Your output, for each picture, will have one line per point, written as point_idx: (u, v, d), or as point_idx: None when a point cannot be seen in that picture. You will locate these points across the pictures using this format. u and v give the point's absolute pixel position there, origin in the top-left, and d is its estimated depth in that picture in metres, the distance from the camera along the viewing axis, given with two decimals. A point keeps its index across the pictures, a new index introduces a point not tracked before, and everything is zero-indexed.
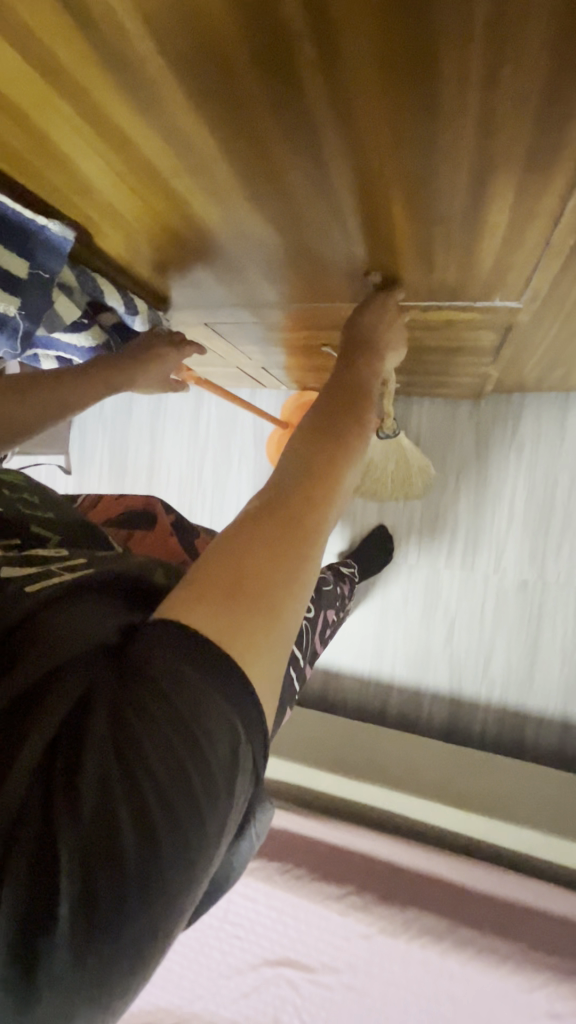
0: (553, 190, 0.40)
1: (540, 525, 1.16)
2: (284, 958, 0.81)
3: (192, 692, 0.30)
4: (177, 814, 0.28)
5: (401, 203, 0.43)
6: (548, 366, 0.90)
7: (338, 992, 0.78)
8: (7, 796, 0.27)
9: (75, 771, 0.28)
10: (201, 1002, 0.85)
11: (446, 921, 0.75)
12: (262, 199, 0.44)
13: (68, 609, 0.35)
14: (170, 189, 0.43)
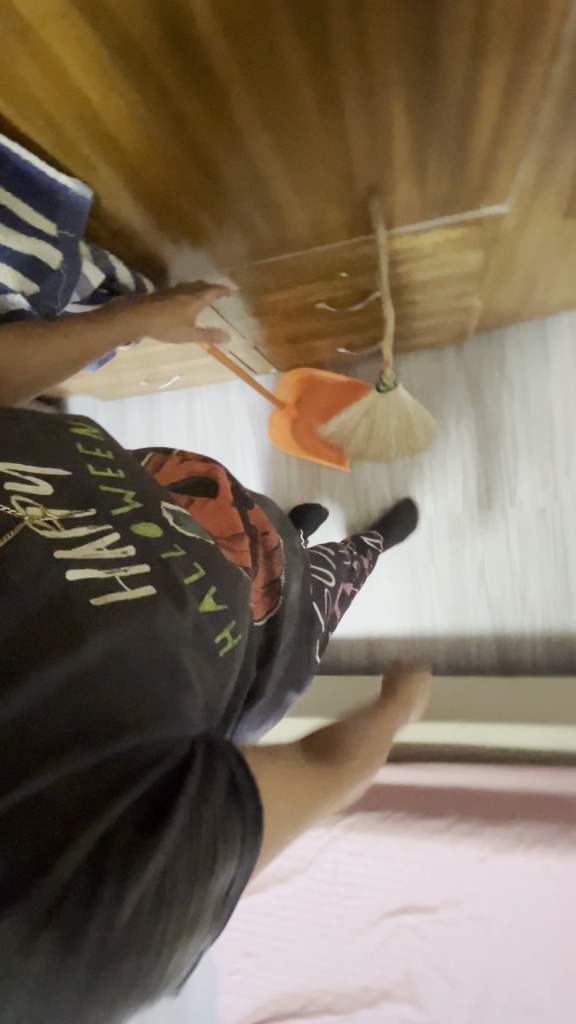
0: (537, 55, 0.44)
1: (545, 451, 1.21)
2: (403, 905, 0.80)
3: (215, 846, 0.35)
4: (168, 934, 0.33)
5: (405, 113, 0.49)
6: (527, 289, 0.95)
7: (464, 925, 0.77)
8: (67, 857, 0.31)
9: (118, 864, 0.32)
10: (328, 976, 0.83)
11: (556, 827, 0.75)
12: (271, 116, 0.48)
13: (150, 665, 0.37)
14: (184, 118, 0.47)
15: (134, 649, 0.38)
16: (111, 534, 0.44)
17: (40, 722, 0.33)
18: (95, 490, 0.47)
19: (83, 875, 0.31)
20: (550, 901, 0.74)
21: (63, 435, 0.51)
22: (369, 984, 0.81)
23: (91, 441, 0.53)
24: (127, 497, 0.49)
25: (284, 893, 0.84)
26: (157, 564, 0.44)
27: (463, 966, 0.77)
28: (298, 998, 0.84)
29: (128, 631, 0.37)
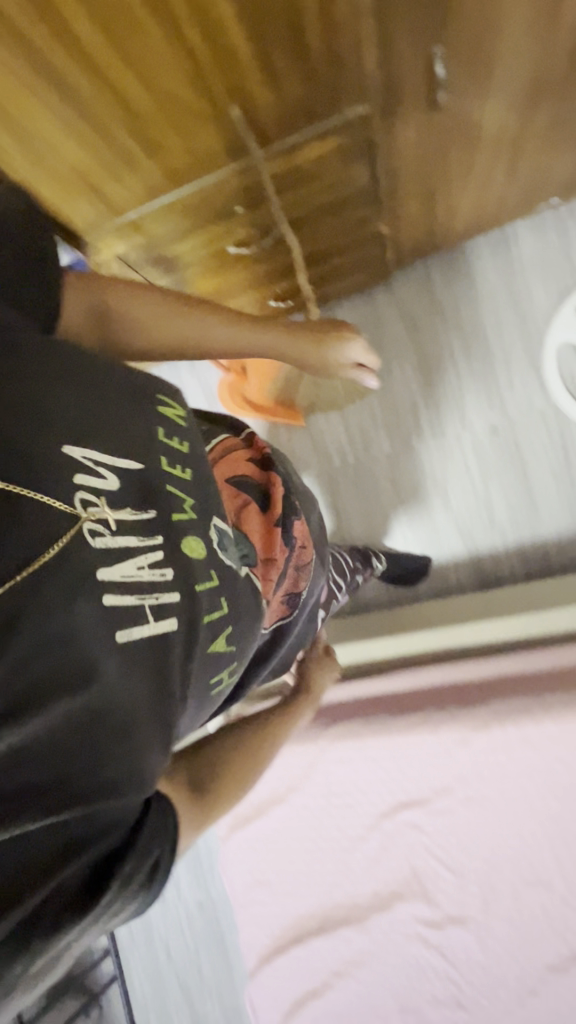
0: None
1: (487, 370, 1.24)
2: (398, 803, 0.80)
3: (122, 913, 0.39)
4: (57, 967, 0.37)
5: (235, 16, 0.53)
6: (429, 205, 0.99)
7: (459, 812, 0.78)
8: (22, 909, 0.33)
9: (57, 921, 0.35)
10: (338, 889, 0.83)
11: (529, 698, 0.76)
12: (110, 32, 0.51)
13: (138, 733, 0.40)
14: (30, 46, 0.51)
15: (133, 718, 0.40)
16: (157, 550, 0.45)
17: (24, 766, 0.35)
18: (158, 490, 0.47)
19: (27, 926, 0.34)
20: (535, 770, 0.75)
21: (146, 414, 0.50)
22: (379, 890, 0.82)
23: (172, 427, 0.52)
24: (188, 506, 0.49)
25: (283, 813, 0.85)
26: (185, 593, 0.46)
27: (464, 852, 0.78)
28: (313, 916, 0.85)
29: (122, 697, 0.39)
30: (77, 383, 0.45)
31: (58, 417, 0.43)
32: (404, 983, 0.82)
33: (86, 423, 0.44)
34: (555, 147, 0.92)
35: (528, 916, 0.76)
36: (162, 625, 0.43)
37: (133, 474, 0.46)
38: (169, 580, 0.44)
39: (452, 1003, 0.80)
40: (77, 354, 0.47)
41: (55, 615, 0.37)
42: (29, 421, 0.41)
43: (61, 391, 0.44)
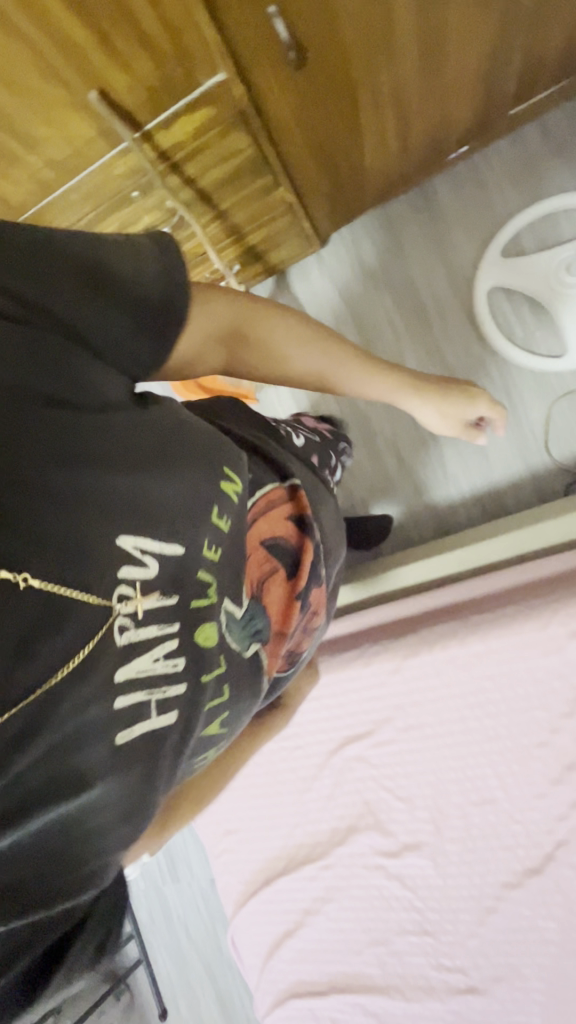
0: None
1: (423, 324, 1.26)
2: (343, 739, 0.83)
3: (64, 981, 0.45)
4: None
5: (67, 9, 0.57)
6: (332, 168, 1.02)
7: (401, 741, 0.80)
8: None
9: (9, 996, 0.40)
10: (299, 829, 0.86)
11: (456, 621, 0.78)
12: None
13: (109, 843, 0.43)
14: None
15: (108, 836, 0.43)
16: (177, 645, 0.44)
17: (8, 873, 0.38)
18: (190, 577, 0.46)
19: None
20: (465, 690, 0.76)
21: (208, 487, 0.48)
22: (337, 825, 0.84)
23: (226, 502, 0.50)
24: (211, 593, 0.48)
25: (241, 760, 0.89)
26: (193, 687, 0.46)
27: (411, 779, 0.80)
28: (279, 859, 0.88)
29: (93, 819, 0.42)
30: (156, 479, 0.44)
31: (129, 506, 0.42)
32: (371, 914, 0.84)
33: (152, 519, 0.43)
34: (442, 94, 0.95)
35: (478, 836, 0.78)
36: (163, 724, 0.44)
37: (175, 560, 0.44)
38: (180, 676, 0.45)
39: (418, 930, 0.82)
40: (161, 448, 0.45)
41: (64, 739, 0.38)
42: (102, 510, 0.40)
43: (138, 477, 0.43)
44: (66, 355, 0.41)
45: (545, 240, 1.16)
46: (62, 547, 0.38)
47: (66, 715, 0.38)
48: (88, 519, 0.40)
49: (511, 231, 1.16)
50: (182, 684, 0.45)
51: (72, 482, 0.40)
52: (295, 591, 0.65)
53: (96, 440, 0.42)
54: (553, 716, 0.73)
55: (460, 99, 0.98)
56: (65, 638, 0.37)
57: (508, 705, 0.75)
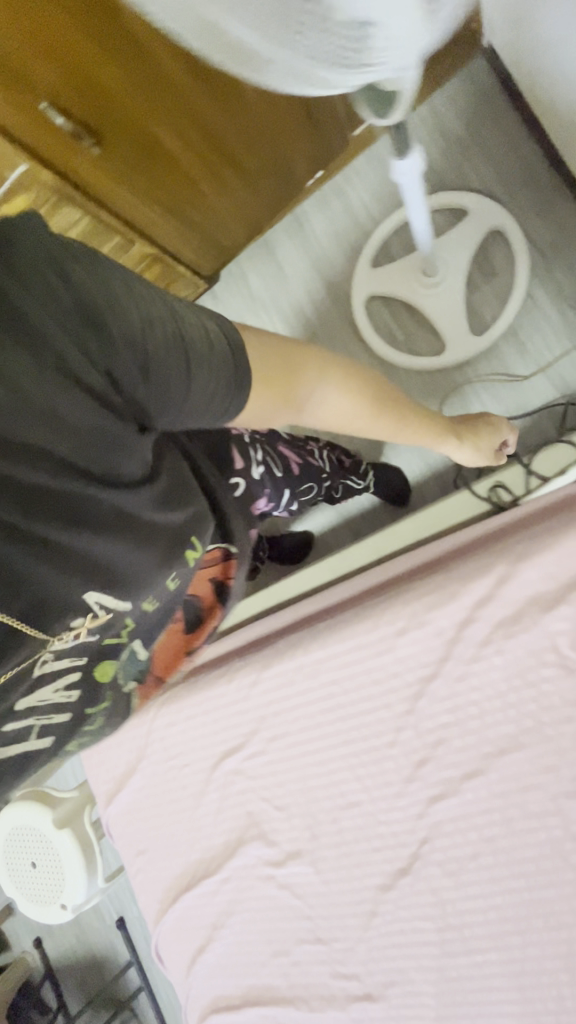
0: None
1: (314, 341, 1.30)
2: (222, 753, 0.86)
3: None
4: None
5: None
6: (184, 215, 1.10)
7: (270, 750, 0.83)
8: None
9: None
10: (197, 844, 0.90)
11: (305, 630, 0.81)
12: None
13: None
14: None
15: None
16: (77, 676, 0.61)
17: None
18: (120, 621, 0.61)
19: None
20: (315, 695, 0.79)
21: (165, 570, 0.62)
22: (228, 838, 0.87)
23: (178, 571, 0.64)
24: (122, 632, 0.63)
25: (140, 782, 0.93)
26: (76, 713, 0.63)
27: (284, 787, 0.82)
28: (185, 874, 0.91)
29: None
30: (131, 546, 0.56)
31: (101, 567, 0.54)
32: (270, 925, 0.86)
33: (114, 576, 0.56)
34: (265, 132, 1.03)
35: (351, 838, 0.79)
36: (44, 739, 0.60)
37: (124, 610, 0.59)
38: (68, 703, 0.61)
39: (314, 939, 0.83)
40: (147, 522, 0.57)
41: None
42: (83, 564, 0.53)
43: (117, 545, 0.55)
44: (119, 435, 0.50)
45: (411, 245, 1.19)
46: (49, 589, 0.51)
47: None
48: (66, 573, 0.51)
49: (378, 241, 1.20)
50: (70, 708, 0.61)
51: (69, 542, 0.51)
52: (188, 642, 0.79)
53: (100, 513, 0.53)
54: (398, 714, 0.74)
55: (287, 131, 1.05)
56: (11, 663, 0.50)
57: (355, 707, 0.76)
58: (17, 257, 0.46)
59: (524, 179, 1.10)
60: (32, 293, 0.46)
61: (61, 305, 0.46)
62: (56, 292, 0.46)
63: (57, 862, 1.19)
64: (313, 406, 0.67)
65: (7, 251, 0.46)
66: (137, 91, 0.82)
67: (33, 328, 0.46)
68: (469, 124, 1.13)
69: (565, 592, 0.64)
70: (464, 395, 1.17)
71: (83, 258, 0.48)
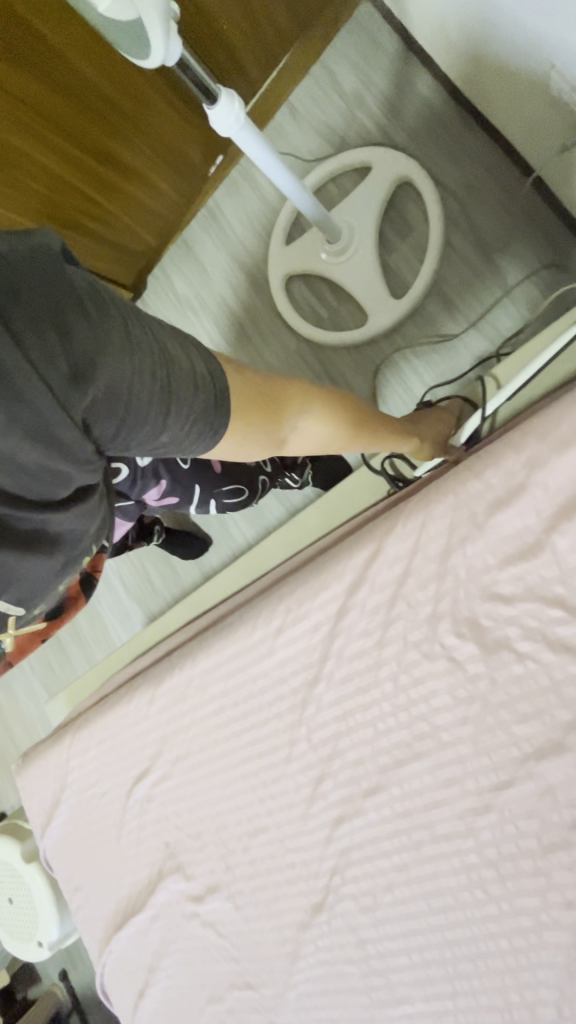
0: None
1: (240, 333, 1.23)
2: (132, 779, 0.80)
3: None
4: None
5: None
6: (79, 224, 1.07)
7: (175, 773, 0.76)
8: None
9: None
10: (124, 879, 0.83)
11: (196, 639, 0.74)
12: None
13: None
14: None
15: None
16: None
17: None
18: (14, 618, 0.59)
19: None
20: (207, 710, 0.71)
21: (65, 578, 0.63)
22: (150, 872, 0.80)
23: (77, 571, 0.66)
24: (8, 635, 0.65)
25: (64, 815, 0.88)
26: None
27: (194, 814, 0.75)
28: (118, 912, 0.85)
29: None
30: (41, 557, 0.55)
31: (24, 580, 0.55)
32: (202, 969, 0.77)
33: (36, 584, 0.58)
34: (140, 127, 1.00)
35: (264, 869, 0.70)
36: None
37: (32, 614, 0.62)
38: None
39: (245, 984, 0.74)
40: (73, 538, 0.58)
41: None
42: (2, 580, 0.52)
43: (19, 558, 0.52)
44: (72, 474, 0.50)
45: None
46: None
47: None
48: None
49: (289, 217, 1.13)
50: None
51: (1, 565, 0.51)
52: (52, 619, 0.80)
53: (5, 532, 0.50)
54: (290, 726, 0.65)
55: (162, 118, 1.02)
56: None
57: (247, 720, 0.68)
58: (11, 296, 0.43)
59: (427, 123, 1.00)
60: (17, 339, 0.43)
61: (49, 362, 0.44)
62: (46, 346, 0.44)
63: (29, 898, 1.16)
64: (298, 436, 0.63)
65: (6, 295, 0.43)
66: None
67: (11, 378, 0.43)
68: (363, 77, 1.04)
69: (439, 567, 0.54)
70: (396, 364, 1.07)
71: (76, 307, 0.46)
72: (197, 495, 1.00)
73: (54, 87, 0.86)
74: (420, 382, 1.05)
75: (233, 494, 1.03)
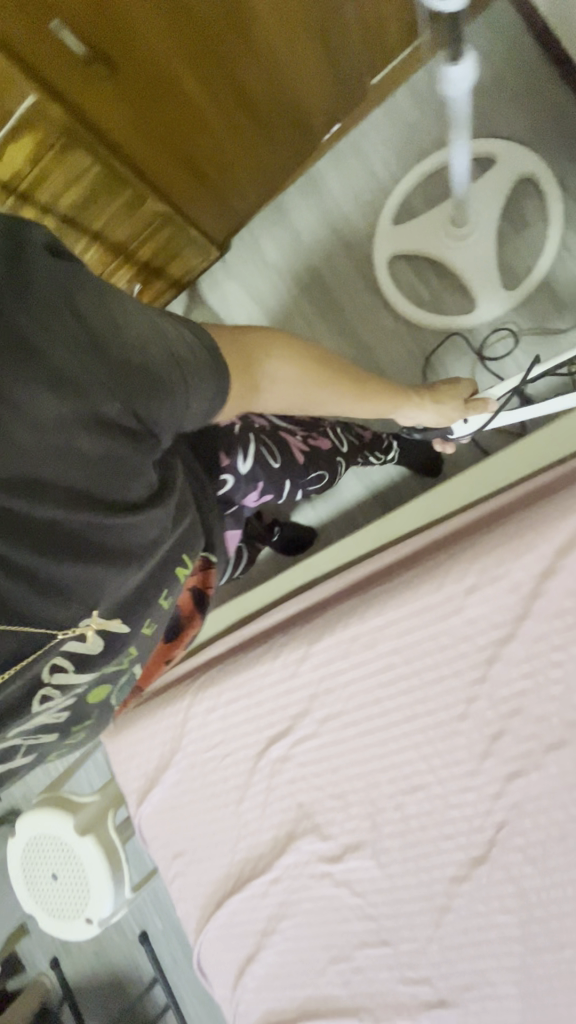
0: None
1: (335, 307, 1.23)
2: (268, 740, 0.78)
3: None
4: None
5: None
6: (201, 171, 1.03)
7: (322, 733, 0.75)
8: None
9: None
10: (241, 844, 0.81)
11: (358, 597, 0.74)
12: None
13: None
14: None
15: None
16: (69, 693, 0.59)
17: None
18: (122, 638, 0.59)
19: None
20: (374, 668, 0.71)
21: (150, 587, 0.61)
22: (276, 835, 0.79)
23: (170, 581, 0.65)
24: (129, 650, 0.65)
25: (174, 778, 0.85)
26: (71, 713, 0.64)
27: (340, 774, 0.74)
28: (228, 878, 0.83)
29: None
30: (111, 569, 0.50)
31: (106, 592, 0.52)
32: (328, 930, 0.77)
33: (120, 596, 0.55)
34: (289, 75, 0.95)
35: (418, 827, 0.71)
36: (46, 725, 0.63)
37: (116, 632, 0.58)
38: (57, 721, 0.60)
39: (377, 941, 0.75)
40: (154, 543, 0.55)
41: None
42: (74, 594, 0.49)
43: (87, 567, 0.48)
44: (127, 468, 0.47)
45: (433, 200, 1.13)
46: (38, 616, 0.47)
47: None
48: (56, 602, 0.48)
49: (400, 198, 1.14)
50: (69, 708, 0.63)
51: (75, 576, 0.48)
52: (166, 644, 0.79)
53: (69, 535, 0.47)
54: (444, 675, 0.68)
55: (311, 72, 0.97)
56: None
57: (420, 678, 0.69)
58: (24, 280, 0.43)
59: (554, 126, 1.05)
60: (32, 319, 0.42)
61: (73, 345, 0.43)
62: (61, 324, 0.43)
63: (80, 876, 1.10)
64: (276, 389, 0.59)
65: (15, 281, 0.43)
66: (158, 27, 0.76)
67: (38, 362, 0.42)
68: (494, 70, 1.07)
69: None
70: (497, 353, 1.11)
71: (83, 281, 0.45)
72: (287, 490, 0.92)
73: (234, 15, 0.81)
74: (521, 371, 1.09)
75: (316, 481, 0.97)
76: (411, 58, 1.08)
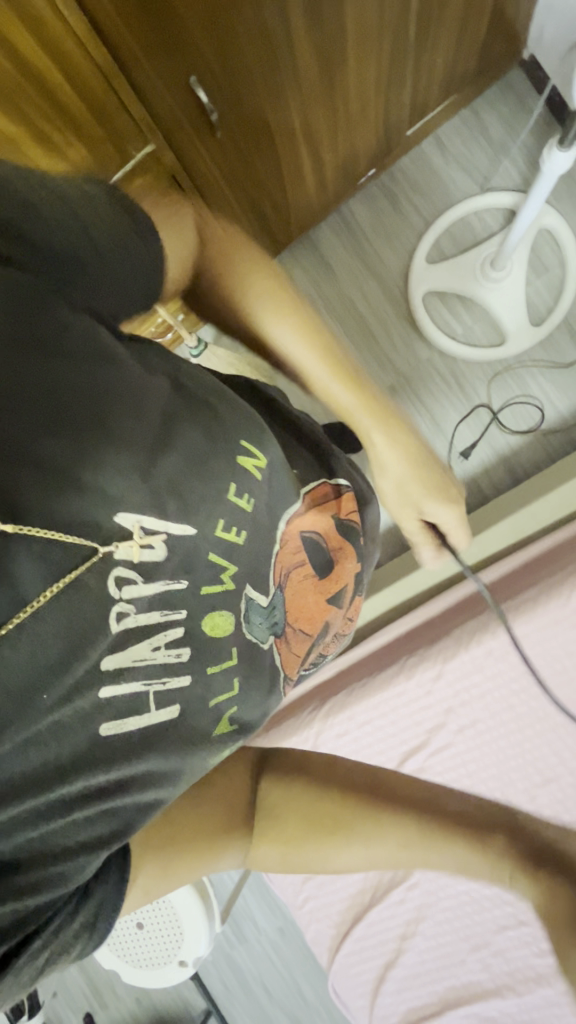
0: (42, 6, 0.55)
1: (368, 333, 1.26)
2: (403, 754, 0.95)
3: (77, 878, 0.48)
4: (32, 912, 0.46)
5: None
6: (261, 205, 1.06)
7: (455, 742, 0.94)
8: (21, 875, 0.44)
9: (32, 879, 0.45)
10: None
11: (477, 626, 0.90)
12: None
13: (126, 809, 0.50)
14: None
15: (88, 841, 0.48)
16: (176, 631, 0.49)
17: (70, 754, 0.44)
18: (203, 556, 0.51)
19: (16, 867, 0.44)
20: (499, 682, 0.91)
21: (221, 467, 0.52)
22: None
23: (243, 480, 0.54)
24: (225, 579, 0.53)
25: None
26: (196, 675, 0.51)
27: (470, 770, 0.94)
28: (365, 892, 0.96)
29: (134, 808, 0.50)
30: (127, 439, 0.47)
31: (112, 469, 0.45)
32: (468, 921, 0.92)
33: (151, 477, 0.48)
34: (348, 130, 1.03)
35: (550, 812, 0.91)
36: (163, 713, 0.49)
37: (180, 541, 0.49)
38: (182, 664, 0.49)
39: (514, 923, 0.91)
40: (157, 407, 0.50)
41: (66, 729, 0.43)
42: (72, 476, 0.44)
43: (100, 439, 0.46)
44: (61, 315, 0.46)
45: (463, 243, 1.24)
46: (45, 515, 0.42)
47: (43, 713, 0.41)
48: (57, 491, 0.43)
49: (431, 239, 1.23)
50: (186, 676, 0.50)
51: (60, 450, 0.44)
52: (318, 574, 0.67)
53: (70, 401, 0.45)
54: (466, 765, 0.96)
55: (361, 127, 1.06)
56: (24, 651, 0.40)
57: (531, 698, 0.90)
58: None
59: (565, 188, 1.20)
60: None
61: None
62: None
63: (171, 921, 1.06)
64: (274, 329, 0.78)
65: None
66: (260, 82, 0.80)
67: None
68: (509, 128, 1.23)
69: None
70: (523, 378, 1.21)
71: None
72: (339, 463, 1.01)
73: (321, 67, 0.85)
74: (541, 412, 1.20)
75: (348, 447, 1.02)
76: (441, 114, 1.19)
